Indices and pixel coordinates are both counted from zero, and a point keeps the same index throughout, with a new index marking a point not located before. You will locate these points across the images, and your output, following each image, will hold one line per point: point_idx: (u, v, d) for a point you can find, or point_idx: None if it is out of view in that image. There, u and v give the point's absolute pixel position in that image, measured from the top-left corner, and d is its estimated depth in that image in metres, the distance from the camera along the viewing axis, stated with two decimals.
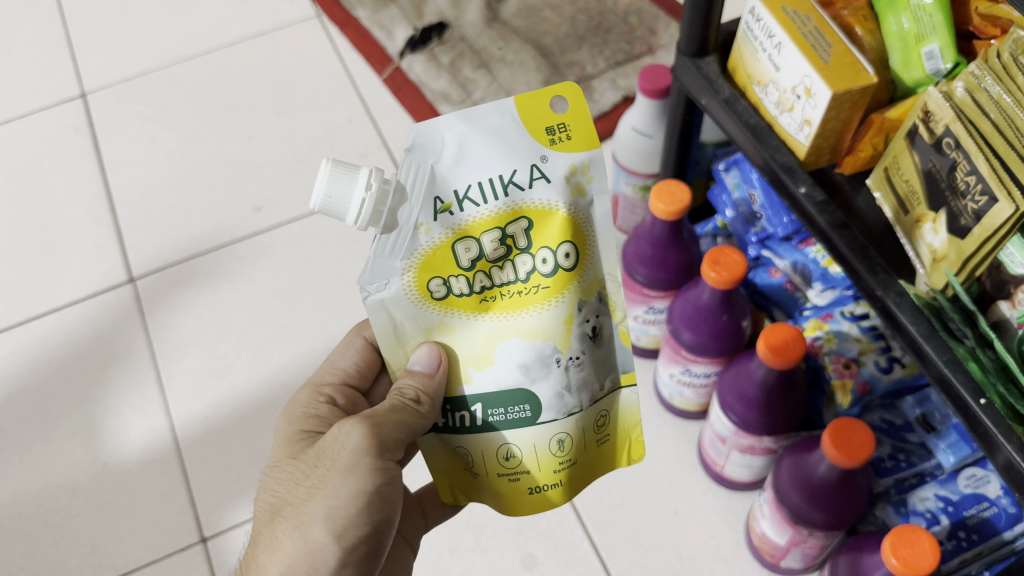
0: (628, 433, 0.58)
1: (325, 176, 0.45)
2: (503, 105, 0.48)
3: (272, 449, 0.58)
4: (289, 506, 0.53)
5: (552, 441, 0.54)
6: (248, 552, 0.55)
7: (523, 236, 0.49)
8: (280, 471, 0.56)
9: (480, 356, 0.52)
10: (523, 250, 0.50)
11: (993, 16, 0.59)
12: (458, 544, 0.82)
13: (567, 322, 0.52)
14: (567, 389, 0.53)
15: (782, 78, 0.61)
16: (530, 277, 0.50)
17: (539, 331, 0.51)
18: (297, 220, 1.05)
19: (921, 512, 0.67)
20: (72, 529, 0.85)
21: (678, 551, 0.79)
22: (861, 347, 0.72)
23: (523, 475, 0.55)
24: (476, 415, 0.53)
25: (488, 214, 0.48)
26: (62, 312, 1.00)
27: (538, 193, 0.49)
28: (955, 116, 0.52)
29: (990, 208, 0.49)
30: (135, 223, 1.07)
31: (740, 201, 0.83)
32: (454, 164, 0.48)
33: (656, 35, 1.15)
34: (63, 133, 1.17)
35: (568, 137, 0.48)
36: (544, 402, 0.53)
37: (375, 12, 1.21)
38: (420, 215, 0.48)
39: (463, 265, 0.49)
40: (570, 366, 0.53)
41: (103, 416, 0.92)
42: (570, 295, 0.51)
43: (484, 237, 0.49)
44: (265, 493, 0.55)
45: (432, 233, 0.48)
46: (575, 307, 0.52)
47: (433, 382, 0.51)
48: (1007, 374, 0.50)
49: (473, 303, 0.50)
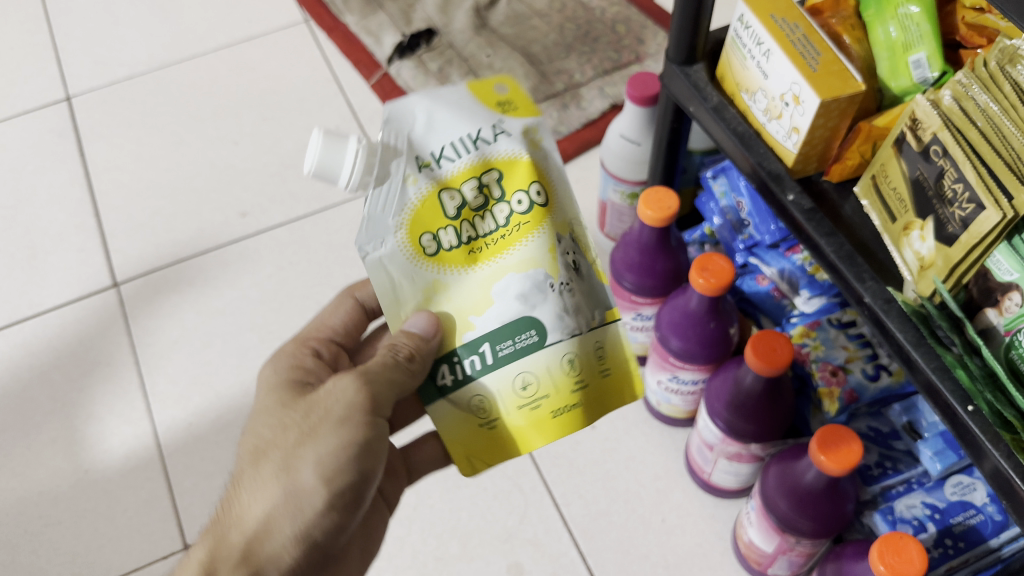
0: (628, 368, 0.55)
1: (311, 148, 0.44)
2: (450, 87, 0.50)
3: (257, 397, 0.58)
4: (276, 449, 0.53)
5: (562, 361, 0.52)
6: (226, 492, 0.54)
7: (497, 186, 0.49)
8: (267, 416, 0.55)
9: (477, 302, 0.50)
10: (500, 199, 0.49)
11: (979, 26, 0.60)
12: (444, 552, 0.81)
13: (552, 250, 0.50)
14: (566, 312, 0.51)
15: (770, 85, 0.61)
16: (510, 221, 0.49)
17: (528, 261, 0.49)
18: (283, 227, 1.05)
19: (908, 520, 0.66)
20: (53, 537, 0.84)
21: (666, 560, 0.79)
22: (848, 355, 0.73)
23: (542, 402, 0.52)
24: (485, 354, 0.50)
25: (464, 167, 0.48)
26: (46, 318, 0.99)
27: (504, 145, 0.48)
28: (943, 125, 0.52)
29: (978, 216, 0.49)
30: (119, 228, 1.07)
31: (727, 208, 0.84)
32: (427, 133, 0.48)
33: (644, 44, 1.15)
34: (46, 137, 1.16)
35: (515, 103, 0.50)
36: (548, 326, 0.50)
37: (362, 19, 1.21)
38: (407, 168, 0.47)
39: (450, 215, 0.48)
40: (563, 291, 0.51)
41: (86, 423, 0.91)
42: (547, 230, 0.50)
43: (464, 187, 0.48)
44: (249, 435, 0.55)
45: (420, 184, 0.48)
46: (554, 239, 0.50)
47: (428, 345, 0.50)
48: (994, 382, 0.50)
49: (462, 256, 0.49)
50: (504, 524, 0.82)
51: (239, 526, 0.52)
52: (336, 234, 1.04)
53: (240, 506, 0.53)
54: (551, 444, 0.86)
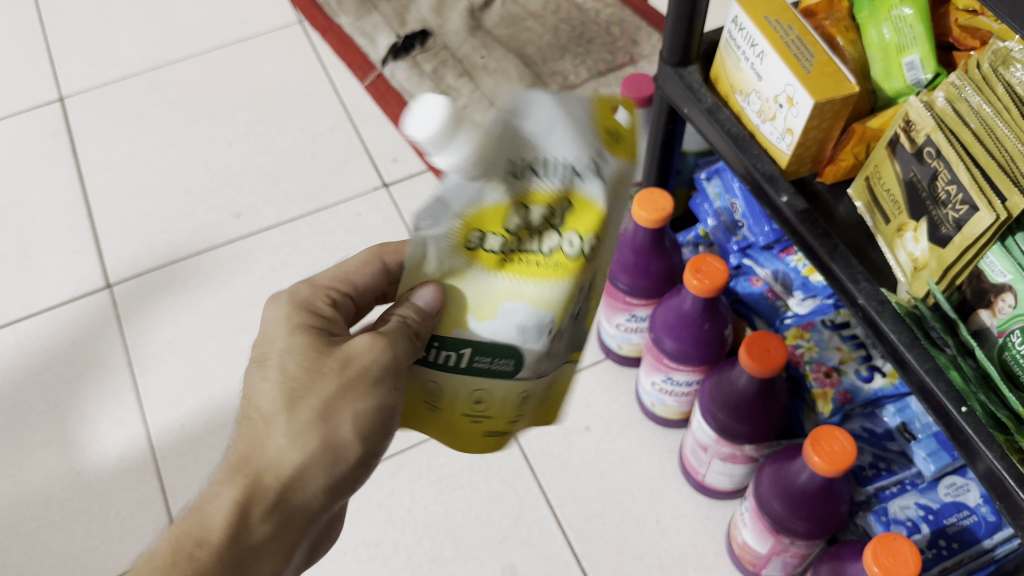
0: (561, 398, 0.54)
1: (429, 108, 0.37)
2: (573, 101, 0.43)
3: (268, 338, 0.47)
4: (312, 396, 0.45)
5: (518, 397, 0.48)
6: (240, 432, 0.45)
7: (563, 215, 0.41)
8: (296, 355, 0.46)
9: (483, 307, 0.43)
10: (558, 227, 0.41)
11: (972, 28, 0.60)
12: (438, 554, 0.81)
13: (567, 305, 0.43)
14: (546, 356, 0.46)
15: (764, 87, 0.62)
16: (553, 255, 0.42)
17: (542, 303, 0.43)
18: (276, 228, 1.05)
19: (902, 521, 0.66)
20: (45, 539, 0.84)
21: (660, 561, 0.79)
22: (841, 355, 0.74)
23: (486, 420, 0.49)
24: (462, 357, 0.46)
25: (546, 185, 0.41)
26: (38, 318, 0.99)
27: (593, 184, 0.41)
28: (936, 126, 0.52)
29: (971, 217, 0.49)
30: (112, 229, 1.07)
31: (721, 210, 0.84)
32: (530, 138, 0.41)
33: (638, 46, 1.15)
34: (39, 138, 1.16)
35: (621, 145, 0.43)
36: (528, 362, 0.46)
37: (356, 19, 1.21)
38: (496, 169, 0.40)
39: (506, 224, 0.41)
40: (555, 341, 0.45)
41: (78, 424, 0.91)
42: (576, 286, 0.43)
43: (535, 205, 0.41)
44: (268, 375, 0.45)
45: (498, 187, 0.40)
46: (576, 296, 0.43)
47: (427, 320, 0.43)
48: (987, 383, 0.50)
49: (493, 262, 0.42)
50: (498, 526, 0.82)
51: (274, 472, 0.44)
52: (330, 234, 1.04)
53: (269, 450, 0.44)
54: (545, 445, 0.86)
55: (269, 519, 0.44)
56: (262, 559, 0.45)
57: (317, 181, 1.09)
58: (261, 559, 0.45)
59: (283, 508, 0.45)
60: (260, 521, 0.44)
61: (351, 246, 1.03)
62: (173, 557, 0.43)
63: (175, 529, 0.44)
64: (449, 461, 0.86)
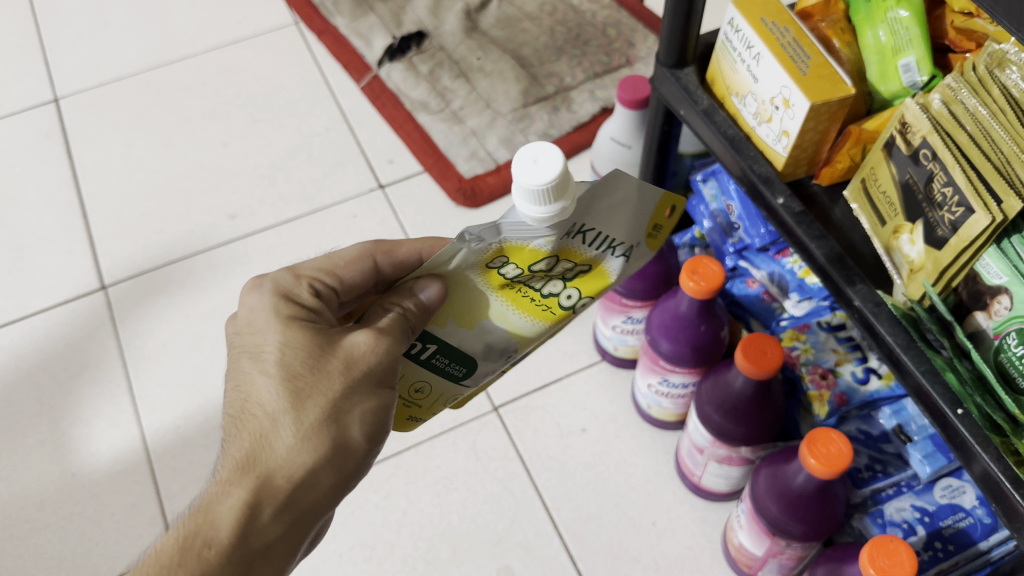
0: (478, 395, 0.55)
1: (547, 163, 0.36)
2: (654, 197, 0.43)
3: (260, 336, 0.45)
4: (318, 395, 0.43)
5: (449, 398, 0.51)
6: (237, 430, 0.44)
7: (577, 274, 0.44)
8: (296, 353, 0.44)
9: (467, 315, 0.45)
10: (566, 280, 0.44)
11: (968, 30, 0.60)
12: (434, 556, 0.81)
13: (534, 338, 0.48)
14: (490, 371, 0.50)
15: (760, 89, 0.62)
16: (548, 300, 0.45)
17: (517, 331, 0.46)
18: (272, 228, 1.05)
19: (898, 523, 0.66)
20: (39, 541, 0.83)
21: (656, 563, 0.79)
22: (838, 357, 0.74)
23: (415, 407, 0.51)
24: (425, 351, 0.47)
25: (582, 252, 0.43)
26: (33, 320, 0.99)
27: (615, 263, 0.46)
28: (931, 128, 0.52)
29: (967, 219, 0.49)
30: (107, 230, 1.06)
31: (717, 212, 0.84)
32: (601, 210, 0.41)
33: (634, 47, 1.15)
34: (34, 139, 1.16)
35: (654, 236, 0.47)
36: (477, 373, 0.49)
37: (352, 20, 1.21)
38: (557, 231, 0.39)
39: (533, 268, 0.42)
40: (506, 360, 0.50)
41: (72, 426, 0.91)
42: (550, 326, 0.48)
43: (564, 260, 0.43)
44: (269, 373, 0.44)
45: (547, 243, 0.40)
46: (545, 332, 0.48)
47: (424, 314, 0.43)
48: (983, 386, 0.50)
49: (500, 284, 0.43)
50: (493, 528, 0.82)
51: (279, 474, 0.43)
52: (326, 235, 1.04)
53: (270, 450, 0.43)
54: (541, 447, 0.86)
55: (276, 518, 0.44)
56: (271, 555, 0.44)
57: (313, 183, 1.09)
58: (268, 555, 0.44)
59: (289, 506, 0.44)
60: (267, 520, 0.43)
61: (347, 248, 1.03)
62: (181, 555, 0.43)
63: (183, 526, 0.44)
64: (444, 463, 0.86)
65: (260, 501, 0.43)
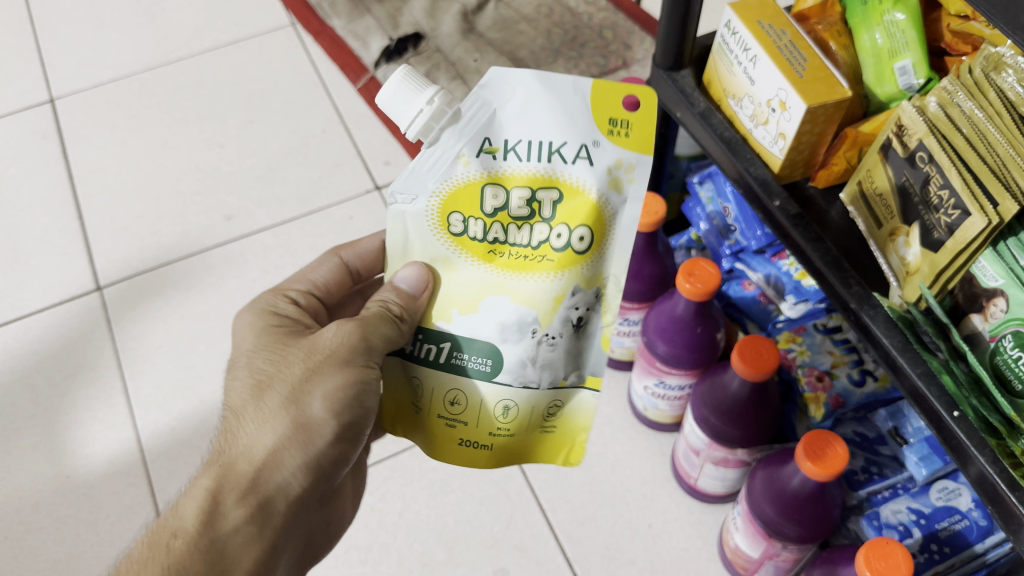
0: (573, 434, 0.52)
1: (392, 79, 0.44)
2: (576, 83, 0.44)
3: (239, 341, 0.52)
4: (282, 383, 0.49)
5: (498, 407, 0.49)
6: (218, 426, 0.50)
7: (549, 206, 0.45)
8: (264, 351, 0.50)
9: (468, 300, 0.47)
10: (545, 219, 0.45)
11: (964, 33, 0.60)
12: (429, 559, 0.81)
13: (557, 300, 0.46)
14: (532, 361, 0.48)
15: (756, 91, 0.62)
16: (540, 247, 0.46)
17: (527, 298, 0.46)
18: (268, 229, 1.05)
19: (893, 525, 0.66)
20: (33, 543, 0.83)
21: (652, 565, 0.79)
22: (833, 360, 0.74)
23: (463, 425, 0.50)
24: (441, 352, 0.49)
25: (526, 171, 0.44)
26: (28, 321, 0.98)
27: (577, 172, 0.44)
28: (928, 131, 0.52)
29: (963, 222, 0.49)
30: (103, 231, 1.06)
31: (714, 214, 0.84)
32: (513, 119, 0.44)
33: (631, 50, 1.16)
34: (30, 139, 1.16)
35: (626, 133, 0.44)
36: (507, 363, 0.48)
37: (349, 22, 1.21)
38: (464, 146, 0.44)
39: (486, 210, 0.45)
40: (543, 342, 0.47)
41: (67, 427, 0.91)
42: (569, 277, 0.46)
43: (515, 191, 0.45)
44: (242, 372, 0.50)
45: (470, 167, 0.44)
46: (569, 288, 0.46)
47: (414, 303, 0.47)
48: (979, 388, 0.50)
49: (481, 250, 0.46)
50: (490, 530, 0.82)
51: (247, 457, 0.48)
52: (322, 237, 1.04)
53: (240, 437, 0.49)
54: None
55: (243, 501, 0.48)
56: (239, 542, 0.48)
57: (309, 184, 1.09)
58: (241, 540, 0.48)
59: (256, 488, 0.49)
60: (234, 504, 0.48)
61: None
62: (153, 544, 0.47)
63: (160, 519, 0.49)
64: (440, 465, 0.86)
65: (229, 484, 0.48)
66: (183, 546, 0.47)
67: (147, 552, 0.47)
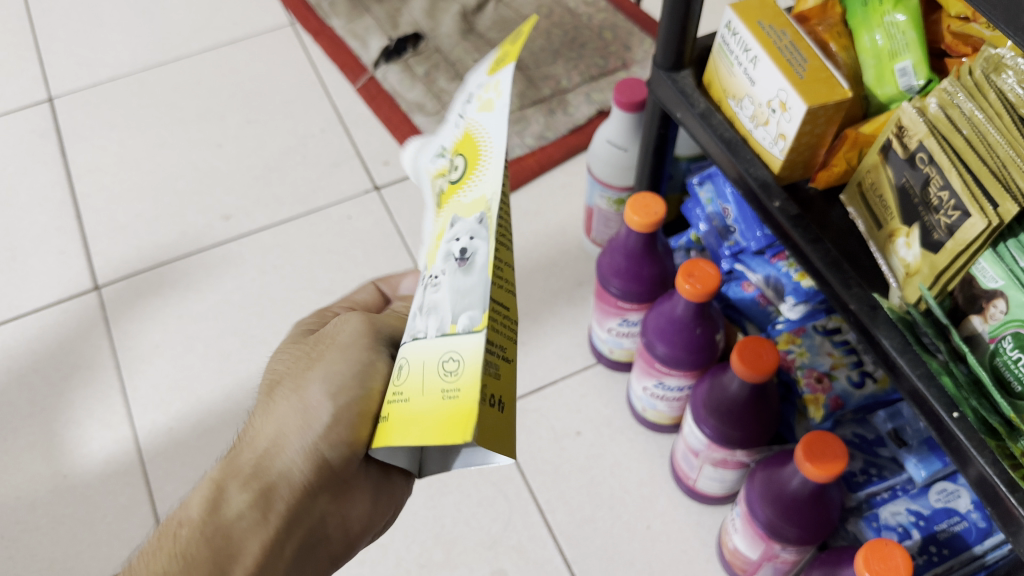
0: (467, 397, 0.32)
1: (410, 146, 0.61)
2: (484, 63, 0.45)
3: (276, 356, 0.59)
4: (290, 377, 0.53)
5: (400, 367, 0.39)
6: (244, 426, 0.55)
7: (454, 168, 0.42)
8: (283, 357, 0.56)
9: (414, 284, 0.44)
10: (452, 177, 0.42)
11: (964, 35, 0.60)
12: (427, 560, 0.81)
13: (439, 238, 0.39)
14: (421, 311, 0.38)
15: (757, 92, 0.61)
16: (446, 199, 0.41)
17: (430, 249, 0.41)
18: (266, 229, 1.05)
19: (892, 527, 0.66)
20: (30, 543, 0.83)
21: (650, 567, 0.79)
22: (833, 361, 0.74)
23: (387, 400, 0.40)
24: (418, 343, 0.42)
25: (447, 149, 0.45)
26: (25, 321, 0.98)
27: (466, 124, 0.42)
28: (928, 132, 0.52)
29: (964, 223, 0.49)
30: (101, 231, 1.06)
31: (713, 215, 0.84)
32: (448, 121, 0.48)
33: (630, 51, 1.15)
34: (28, 138, 1.15)
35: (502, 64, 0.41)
36: (412, 322, 0.40)
37: (349, 22, 1.22)
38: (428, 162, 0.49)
39: (433, 197, 0.45)
40: (429, 287, 0.39)
41: (64, 427, 0.90)
42: (448, 211, 0.40)
43: (441, 169, 0.44)
44: (267, 375, 0.56)
45: (430, 171, 0.48)
46: (448, 223, 0.39)
47: None
48: (979, 389, 0.50)
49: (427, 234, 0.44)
50: (488, 532, 0.82)
51: (254, 446, 0.51)
52: (321, 237, 1.04)
53: (256, 429, 0.52)
54: (536, 451, 0.86)
55: (247, 487, 0.50)
56: (238, 529, 0.49)
57: (308, 184, 1.09)
58: (240, 527, 0.49)
59: (261, 475, 0.50)
60: (237, 490, 0.50)
61: (341, 249, 1.03)
62: (164, 533, 0.51)
63: (174, 514, 0.52)
64: None
65: (238, 472, 0.51)
66: (191, 531, 0.50)
67: (158, 541, 0.51)
